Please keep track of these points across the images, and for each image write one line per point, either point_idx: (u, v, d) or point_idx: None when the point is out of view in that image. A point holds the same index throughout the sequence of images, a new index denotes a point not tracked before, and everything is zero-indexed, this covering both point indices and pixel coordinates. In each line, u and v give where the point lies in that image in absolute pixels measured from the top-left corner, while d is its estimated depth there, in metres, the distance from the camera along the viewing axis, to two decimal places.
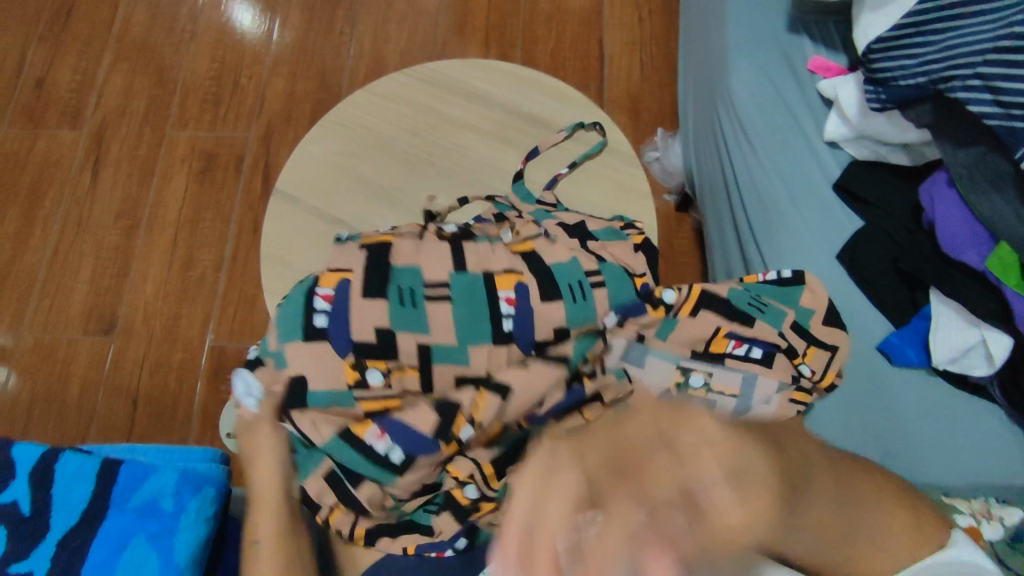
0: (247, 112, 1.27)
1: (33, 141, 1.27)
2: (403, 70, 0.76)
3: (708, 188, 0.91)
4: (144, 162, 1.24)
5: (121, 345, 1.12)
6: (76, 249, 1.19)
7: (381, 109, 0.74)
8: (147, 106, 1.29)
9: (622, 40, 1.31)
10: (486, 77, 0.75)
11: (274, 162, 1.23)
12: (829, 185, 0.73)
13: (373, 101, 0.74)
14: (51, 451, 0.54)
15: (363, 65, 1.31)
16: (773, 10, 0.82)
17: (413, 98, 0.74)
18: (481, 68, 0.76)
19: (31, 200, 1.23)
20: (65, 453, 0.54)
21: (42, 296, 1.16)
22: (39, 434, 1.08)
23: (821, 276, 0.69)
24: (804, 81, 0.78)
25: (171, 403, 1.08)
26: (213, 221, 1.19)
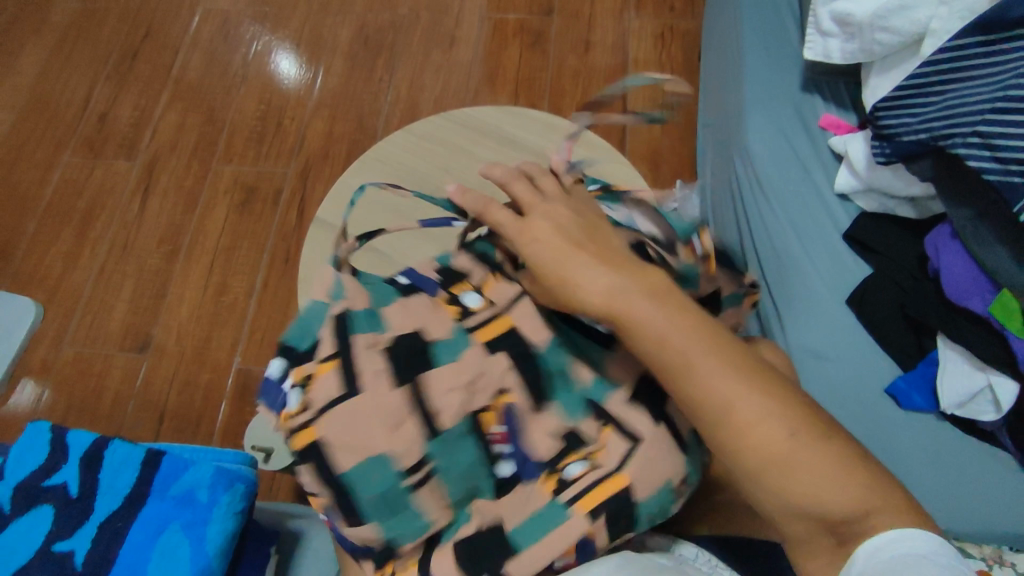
0: (288, 149, 1.36)
1: (91, 170, 1.37)
2: (440, 114, 0.83)
3: (723, 236, 0.94)
4: (190, 193, 1.32)
5: (153, 363, 1.17)
6: (120, 270, 1.25)
7: (418, 147, 0.80)
8: (197, 141, 1.38)
9: (644, 97, 1.38)
10: (516, 123, 0.81)
11: (310, 196, 1.30)
12: (839, 234, 0.76)
13: (411, 140, 0.81)
14: (102, 438, 0.59)
15: (398, 110, 1.39)
16: (788, 71, 0.88)
17: (447, 139, 0.80)
18: (511, 114, 0.82)
19: (83, 223, 1.31)
20: (116, 441, 0.59)
21: (84, 313, 1.22)
22: None
23: (831, 319, 0.72)
24: (817, 137, 0.83)
25: (196, 421, 1.12)
26: (249, 249, 1.25)
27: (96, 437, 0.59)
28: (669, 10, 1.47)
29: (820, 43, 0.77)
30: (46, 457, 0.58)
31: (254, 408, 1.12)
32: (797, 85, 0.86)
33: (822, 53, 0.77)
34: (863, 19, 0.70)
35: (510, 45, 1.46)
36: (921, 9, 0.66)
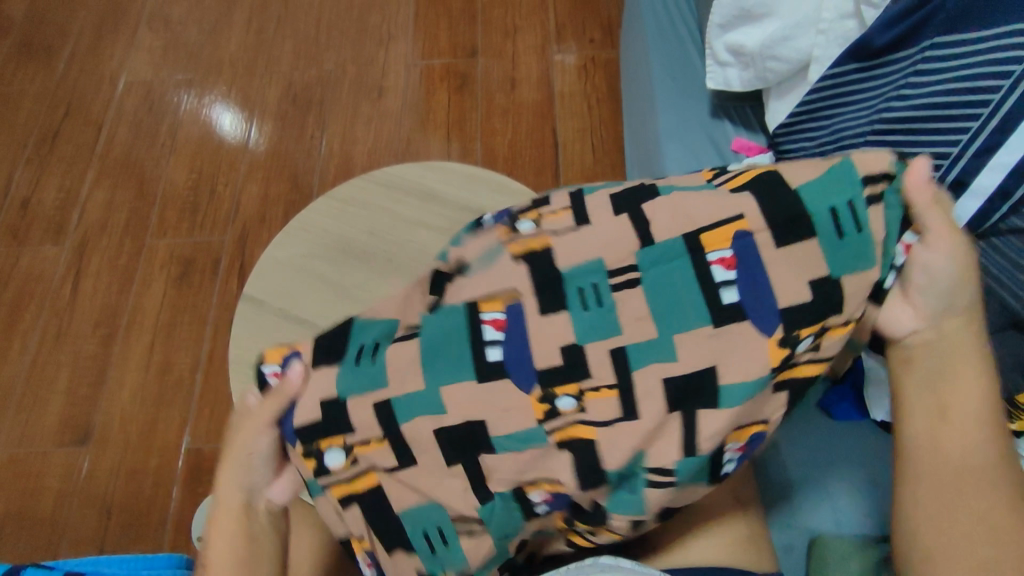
0: (223, 216, 1.34)
1: (17, 259, 1.32)
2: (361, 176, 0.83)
3: None
4: (123, 271, 1.29)
5: (96, 455, 1.12)
6: (54, 360, 1.21)
7: (341, 212, 0.80)
8: (128, 218, 1.35)
9: (573, 127, 1.41)
10: (438, 177, 0.82)
11: (249, 261, 1.28)
12: None
13: (334, 206, 0.80)
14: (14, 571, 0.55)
15: (332, 164, 1.39)
16: (696, 99, 0.91)
17: (370, 201, 0.80)
18: (433, 169, 0.82)
19: (11, 315, 1.26)
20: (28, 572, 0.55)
21: (18, 410, 1.17)
22: (8, 554, 1.05)
23: None
24: (730, 159, 0.85)
25: (147, 511, 1.07)
26: (190, 324, 1.22)
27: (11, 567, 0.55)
28: (590, 41, 1.51)
29: (720, 74, 0.80)
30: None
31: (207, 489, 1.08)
32: (707, 112, 0.89)
33: (723, 83, 0.80)
34: (753, 50, 0.73)
35: (438, 89, 1.48)
36: (802, 39, 0.69)
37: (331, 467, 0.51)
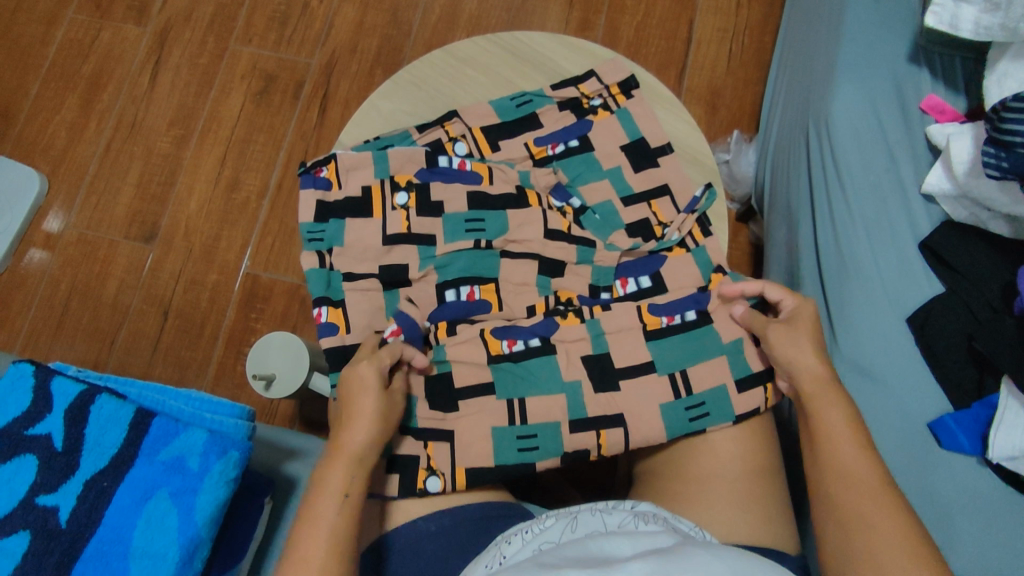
0: (313, 37, 1.23)
1: (98, 31, 1.23)
2: (485, 35, 0.74)
3: (777, 211, 0.85)
4: (204, 72, 1.21)
5: (159, 254, 1.12)
6: (128, 150, 1.18)
7: (387, 92, 0.71)
8: (214, 14, 1.25)
9: (714, 26, 1.21)
10: (527, 74, 0.72)
11: (333, 95, 1.20)
12: (915, 242, 0.68)
13: (420, 75, 0.72)
14: (44, 371, 0.46)
15: (438, 6, 1.24)
16: (895, 35, 0.74)
17: (437, 80, 0.72)
18: (529, 63, 0.72)
19: (89, 91, 1.20)
20: (60, 377, 0.46)
21: (90, 191, 1.16)
22: (73, 327, 1.10)
23: (883, 334, 0.66)
24: (914, 122, 0.71)
25: (201, 320, 1.09)
26: (264, 145, 1.17)
27: (40, 364, 0.46)
28: None
29: (949, 10, 0.64)
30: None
31: (260, 316, 1.08)
32: (904, 51, 0.73)
33: (948, 23, 0.64)
34: None
35: None
36: None
37: (388, 124, 0.71)
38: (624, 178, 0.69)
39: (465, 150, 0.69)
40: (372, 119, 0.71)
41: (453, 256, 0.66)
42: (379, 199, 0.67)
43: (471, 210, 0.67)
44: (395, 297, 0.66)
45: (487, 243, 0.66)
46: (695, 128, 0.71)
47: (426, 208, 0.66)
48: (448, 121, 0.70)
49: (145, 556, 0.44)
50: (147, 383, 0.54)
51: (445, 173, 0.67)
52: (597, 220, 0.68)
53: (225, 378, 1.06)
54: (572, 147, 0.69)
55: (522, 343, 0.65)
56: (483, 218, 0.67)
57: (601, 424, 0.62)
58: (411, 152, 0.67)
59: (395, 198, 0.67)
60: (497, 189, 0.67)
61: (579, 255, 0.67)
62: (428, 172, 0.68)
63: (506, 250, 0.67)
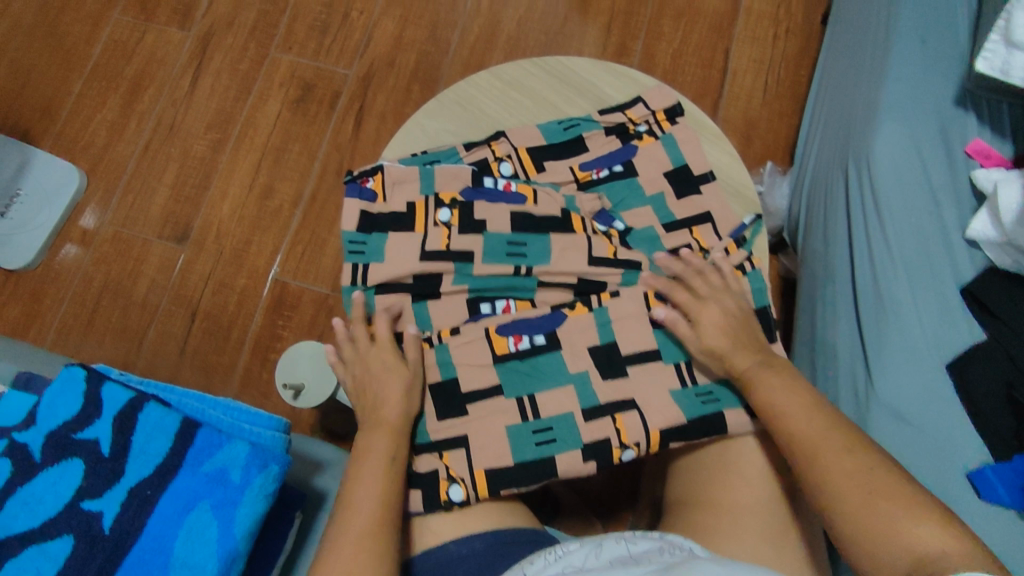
0: (352, 49, 1.25)
1: (142, 34, 1.26)
2: (532, 58, 0.74)
3: (812, 245, 0.84)
4: (243, 79, 1.23)
5: (190, 256, 1.14)
6: (165, 152, 1.19)
7: (431, 111, 0.72)
8: (256, 22, 1.27)
9: (750, 56, 1.22)
10: (573, 99, 0.73)
11: (368, 108, 1.21)
12: (955, 287, 0.68)
13: (465, 96, 0.73)
14: (94, 376, 0.47)
15: (477, 24, 1.25)
16: (943, 77, 0.74)
17: (483, 102, 0.72)
18: (575, 89, 0.73)
19: (130, 93, 1.23)
20: (109, 383, 0.47)
21: (127, 191, 1.18)
22: (104, 324, 1.11)
23: (922, 378, 0.65)
24: (959, 166, 0.71)
25: (228, 324, 1.10)
26: (299, 153, 1.18)
27: (91, 369, 0.47)
28: None
29: (1002, 56, 0.64)
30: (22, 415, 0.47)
31: (287, 323, 1.09)
32: (950, 95, 0.73)
33: (999, 69, 0.64)
34: None
35: None
36: None
37: (433, 141, 0.71)
38: (667, 205, 0.68)
39: (510, 170, 0.69)
40: (416, 136, 0.72)
41: (490, 276, 0.66)
42: (422, 214, 0.66)
43: (514, 231, 0.66)
44: (426, 309, 0.66)
45: (527, 269, 0.66)
46: (737, 160, 0.71)
47: (467, 226, 0.66)
48: (494, 140, 0.70)
49: (183, 566, 0.44)
50: (185, 389, 0.55)
51: (490, 193, 0.67)
52: (642, 243, 0.68)
53: (250, 382, 1.07)
54: (616, 171, 0.69)
55: (528, 341, 0.64)
56: (524, 241, 0.66)
57: (614, 409, 0.61)
58: (458, 170, 0.67)
59: (438, 214, 0.66)
60: (542, 210, 0.67)
61: (622, 279, 0.66)
62: (472, 191, 0.67)
63: (543, 279, 0.66)
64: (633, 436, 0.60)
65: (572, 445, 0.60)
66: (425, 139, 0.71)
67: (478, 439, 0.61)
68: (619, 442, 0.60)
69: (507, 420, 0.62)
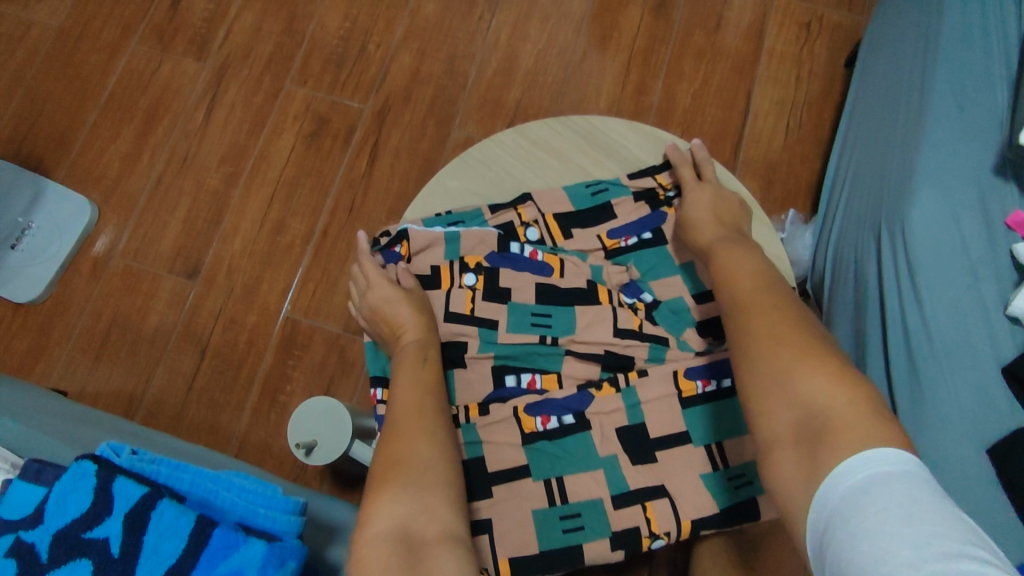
0: (368, 82, 1.23)
1: (158, 64, 1.25)
2: (559, 117, 0.73)
3: (840, 307, 0.82)
4: (258, 111, 1.22)
5: (201, 292, 1.12)
6: (177, 185, 1.18)
7: (455, 170, 0.70)
8: (272, 54, 1.25)
9: (771, 98, 1.20)
10: (600, 161, 0.71)
11: (383, 143, 1.19)
12: (996, 365, 0.65)
13: (490, 155, 0.71)
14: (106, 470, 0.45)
15: (494, 60, 1.24)
16: (981, 144, 0.72)
17: (508, 162, 0.71)
18: (603, 150, 0.71)
19: (144, 123, 1.21)
20: (122, 477, 0.45)
21: (138, 224, 1.16)
22: (111, 360, 1.09)
23: (963, 462, 0.63)
24: (998, 238, 0.69)
25: (237, 363, 1.08)
26: (312, 188, 1.17)
27: (102, 462, 0.45)
28: None
29: None
30: (30, 508, 0.45)
31: (297, 363, 1.07)
32: (988, 162, 0.71)
33: None
34: None
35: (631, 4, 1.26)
36: None
37: (456, 202, 0.69)
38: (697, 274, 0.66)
39: (537, 236, 0.68)
40: (439, 196, 0.70)
41: (516, 348, 0.64)
42: (448, 276, 0.66)
43: (538, 303, 0.65)
44: (454, 380, 0.63)
45: (552, 338, 0.65)
46: None
47: (491, 294, 0.65)
48: (521, 203, 0.68)
49: None
50: (201, 467, 0.52)
51: (516, 260, 0.66)
52: (671, 316, 0.65)
53: (257, 424, 1.04)
54: (646, 239, 0.67)
55: (556, 420, 0.62)
56: (549, 313, 0.65)
57: (644, 496, 0.59)
58: (484, 235, 0.66)
59: (463, 278, 0.65)
60: (567, 283, 0.66)
61: (648, 354, 0.64)
62: (498, 256, 0.66)
63: (571, 348, 0.64)
64: (663, 526, 0.58)
65: (601, 530, 0.58)
66: (449, 198, 0.70)
67: (500, 521, 0.59)
68: (649, 530, 0.57)
69: (532, 503, 0.59)
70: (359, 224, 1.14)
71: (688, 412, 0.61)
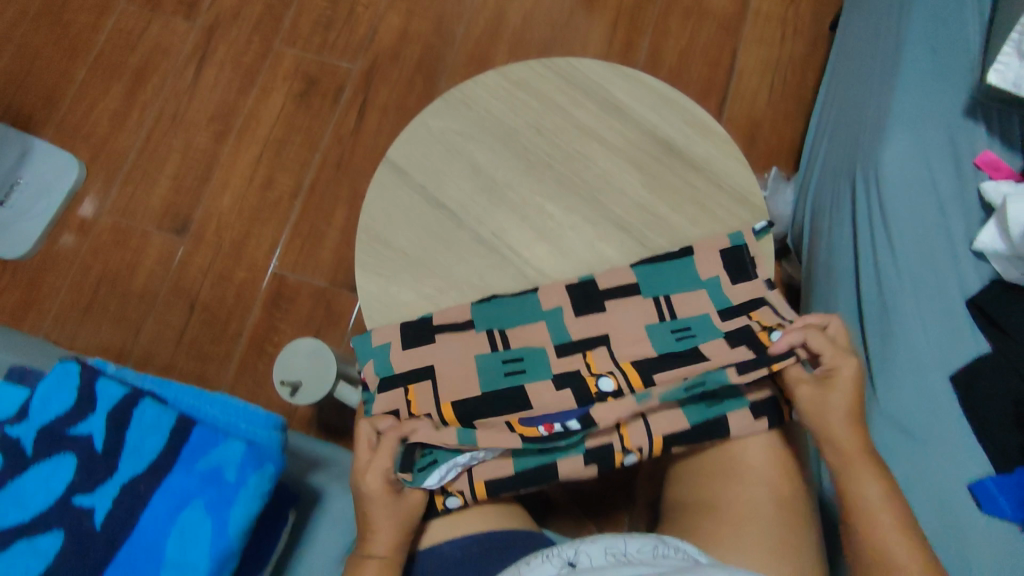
0: (357, 42, 1.24)
1: (146, 23, 1.25)
2: (540, 59, 0.74)
3: (817, 254, 0.83)
4: (247, 71, 1.23)
5: (190, 248, 1.13)
6: (167, 142, 1.19)
7: (437, 110, 0.72)
8: (261, 14, 1.26)
9: (757, 59, 1.21)
10: (580, 101, 0.72)
11: (372, 102, 1.20)
12: (962, 299, 0.67)
13: (472, 96, 0.72)
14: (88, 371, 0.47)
15: (482, 21, 1.24)
16: (953, 86, 0.73)
17: (488, 102, 0.72)
18: (583, 91, 0.72)
19: (133, 82, 1.22)
20: (103, 378, 0.47)
21: (127, 181, 1.17)
22: (101, 313, 1.11)
23: (928, 390, 0.65)
24: (967, 178, 0.71)
25: (226, 316, 1.09)
26: (301, 145, 1.18)
27: (86, 364, 0.47)
28: None
29: (1014, 67, 0.63)
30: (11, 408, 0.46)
31: (285, 317, 1.08)
32: (960, 105, 0.73)
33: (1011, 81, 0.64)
34: None
35: None
36: None
37: (437, 141, 0.71)
38: None
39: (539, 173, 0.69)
40: (421, 134, 0.71)
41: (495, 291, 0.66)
42: None
43: None
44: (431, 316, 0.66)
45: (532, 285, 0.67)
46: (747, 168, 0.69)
47: None
48: None
49: (175, 566, 0.44)
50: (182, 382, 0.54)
51: None
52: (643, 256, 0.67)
53: (246, 373, 1.06)
54: None
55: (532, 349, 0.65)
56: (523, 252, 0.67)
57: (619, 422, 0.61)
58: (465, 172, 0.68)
59: None
60: None
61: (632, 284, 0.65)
62: None
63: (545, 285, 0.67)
64: (636, 442, 0.60)
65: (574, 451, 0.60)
66: (432, 136, 0.71)
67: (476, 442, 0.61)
68: (621, 446, 0.60)
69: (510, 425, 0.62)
70: (347, 180, 1.15)
71: (653, 326, 0.64)
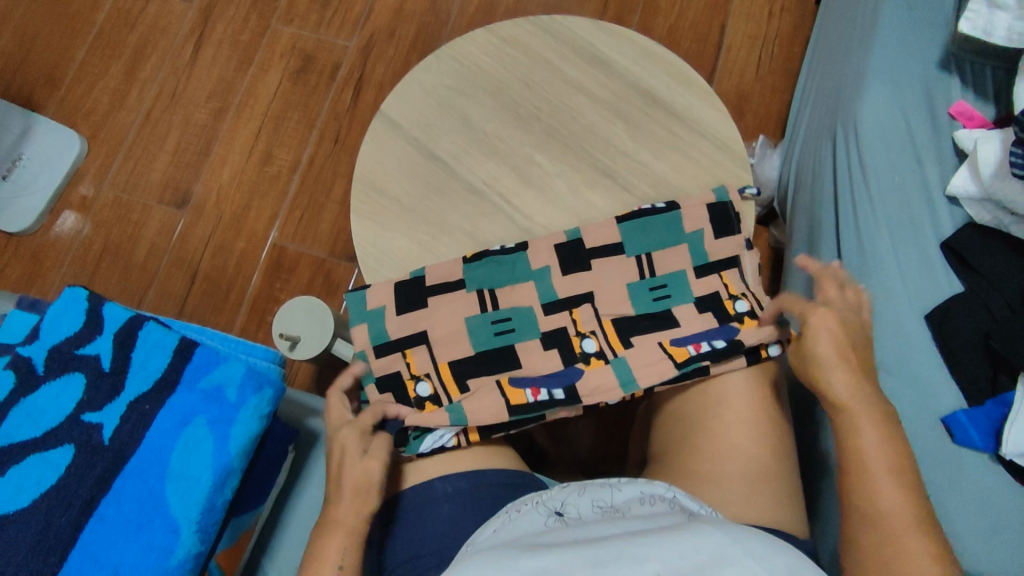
0: (352, 20, 1.26)
1: (145, 4, 1.27)
2: (529, 17, 0.76)
3: (801, 210, 0.86)
4: (245, 49, 1.25)
5: (190, 221, 1.15)
6: (166, 119, 1.21)
7: (428, 68, 0.74)
8: None
9: (744, 33, 1.23)
10: (567, 56, 0.74)
11: (367, 79, 1.22)
12: (937, 242, 0.69)
13: (461, 54, 0.74)
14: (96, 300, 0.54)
15: None
16: (928, 41, 0.76)
17: (478, 59, 0.74)
18: (570, 47, 0.74)
19: (133, 60, 1.24)
20: (111, 305, 0.54)
21: (127, 157, 1.19)
22: (103, 285, 1.13)
23: (903, 329, 0.67)
24: (942, 128, 0.73)
25: (226, 287, 1.12)
26: (298, 121, 1.20)
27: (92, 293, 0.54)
28: None
29: (983, 16, 0.66)
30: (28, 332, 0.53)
31: (284, 287, 1.11)
32: (935, 58, 0.75)
33: (981, 29, 0.66)
34: None
35: None
36: None
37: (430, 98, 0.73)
38: None
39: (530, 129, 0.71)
40: (414, 91, 0.73)
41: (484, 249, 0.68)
42: None
43: None
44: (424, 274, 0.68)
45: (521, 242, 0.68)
46: (728, 118, 0.71)
47: None
48: None
49: (181, 474, 0.50)
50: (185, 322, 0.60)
51: None
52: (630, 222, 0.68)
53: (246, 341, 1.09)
54: None
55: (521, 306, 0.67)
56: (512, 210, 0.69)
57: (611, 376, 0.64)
58: None
59: None
60: None
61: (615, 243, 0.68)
62: None
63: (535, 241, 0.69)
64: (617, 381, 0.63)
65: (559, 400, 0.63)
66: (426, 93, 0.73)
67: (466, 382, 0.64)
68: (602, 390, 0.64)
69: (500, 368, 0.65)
70: (344, 155, 1.18)
71: (632, 285, 0.68)
